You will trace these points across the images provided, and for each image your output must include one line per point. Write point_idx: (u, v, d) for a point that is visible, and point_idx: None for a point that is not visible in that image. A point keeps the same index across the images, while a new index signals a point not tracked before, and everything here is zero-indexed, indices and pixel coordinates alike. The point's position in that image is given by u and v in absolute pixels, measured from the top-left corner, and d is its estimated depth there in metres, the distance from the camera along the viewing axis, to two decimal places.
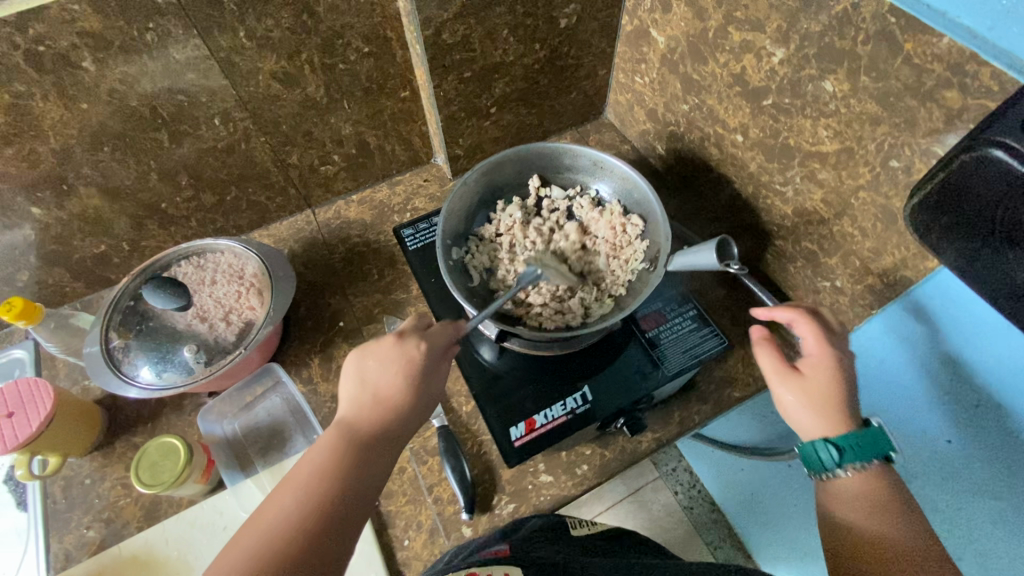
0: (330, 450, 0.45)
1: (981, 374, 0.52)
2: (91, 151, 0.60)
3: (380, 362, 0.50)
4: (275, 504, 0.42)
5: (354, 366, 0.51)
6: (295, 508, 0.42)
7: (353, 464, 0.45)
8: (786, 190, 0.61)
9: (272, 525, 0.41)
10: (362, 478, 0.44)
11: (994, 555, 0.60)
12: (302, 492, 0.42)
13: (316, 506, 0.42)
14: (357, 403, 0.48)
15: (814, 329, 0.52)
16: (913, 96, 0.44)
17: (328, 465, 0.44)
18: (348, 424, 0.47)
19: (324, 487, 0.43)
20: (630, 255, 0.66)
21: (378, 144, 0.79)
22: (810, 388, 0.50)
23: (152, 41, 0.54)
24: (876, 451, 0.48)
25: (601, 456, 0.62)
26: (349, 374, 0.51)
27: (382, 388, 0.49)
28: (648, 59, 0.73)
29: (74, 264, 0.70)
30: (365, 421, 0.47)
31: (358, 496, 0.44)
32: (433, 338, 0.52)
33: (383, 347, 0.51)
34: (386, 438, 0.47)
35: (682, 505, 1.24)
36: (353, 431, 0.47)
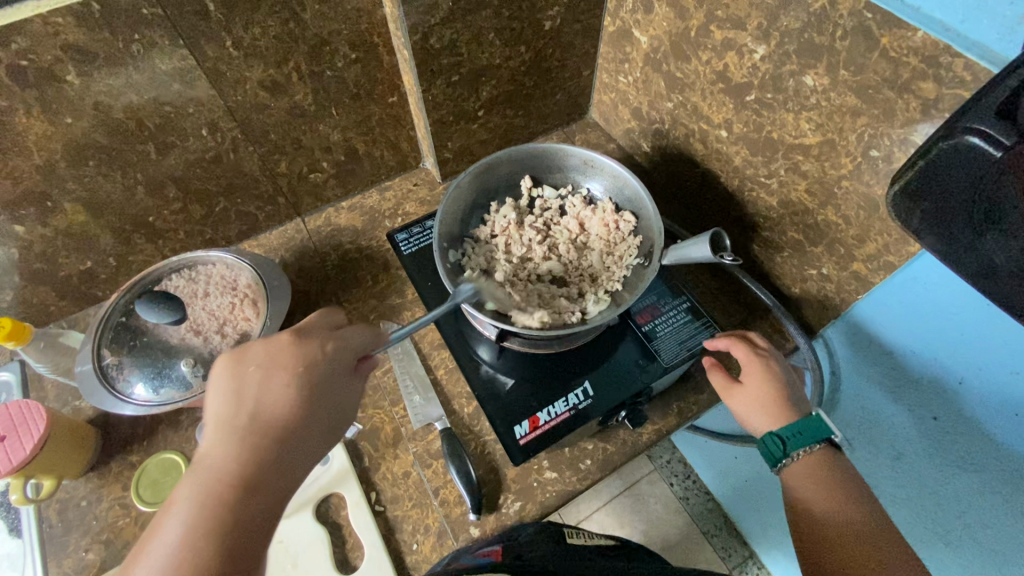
0: (203, 487, 0.40)
1: (973, 351, 0.54)
2: (76, 166, 0.59)
3: (263, 371, 0.45)
4: (150, 561, 0.37)
5: (224, 383, 0.45)
6: (170, 567, 0.36)
7: (233, 500, 0.40)
8: (772, 182, 0.63)
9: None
10: (248, 513, 0.40)
11: (981, 526, 0.62)
12: (179, 545, 0.37)
13: (200, 560, 0.37)
14: (227, 425, 0.43)
15: (746, 351, 0.59)
16: (891, 88, 0.46)
17: (205, 505, 0.39)
18: (219, 450, 0.42)
19: (198, 536, 0.38)
20: (624, 251, 0.67)
21: (366, 150, 0.79)
22: (750, 398, 0.57)
23: (137, 52, 0.54)
24: (818, 436, 0.54)
25: (604, 450, 0.63)
26: (219, 390, 0.44)
27: (267, 405, 0.44)
28: (632, 59, 0.75)
29: (60, 281, 0.68)
30: (239, 449, 0.42)
31: (247, 538, 0.39)
32: (336, 344, 0.49)
33: (262, 355, 0.46)
34: (274, 461, 0.43)
35: (677, 496, 1.25)
36: (225, 460, 0.41)
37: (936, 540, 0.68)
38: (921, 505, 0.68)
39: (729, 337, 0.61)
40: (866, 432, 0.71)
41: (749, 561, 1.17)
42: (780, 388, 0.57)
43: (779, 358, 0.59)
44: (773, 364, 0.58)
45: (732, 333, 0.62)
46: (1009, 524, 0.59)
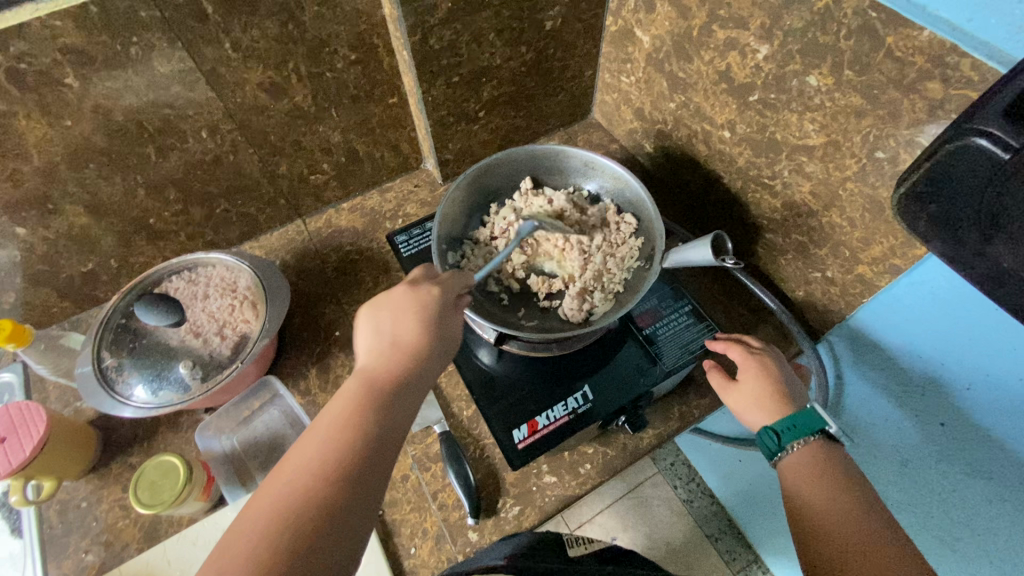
0: (354, 400, 0.43)
1: (983, 358, 0.53)
2: (76, 168, 0.59)
3: (398, 309, 0.48)
4: (299, 453, 0.39)
5: (368, 322, 0.48)
6: (321, 458, 0.39)
7: (375, 410, 0.42)
8: (775, 184, 0.62)
9: (298, 475, 0.38)
10: (386, 425, 0.42)
11: (990, 536, 0.61)
12: (330, 443, 0.40)
13: (341, 457, 0.39)
14: (376, 351, 0.46)
15: (741, 351, 0.59)
16: (896, 88, 0.45)
17: (353, 411, 0.42)
18: (371, 371, 0.45)
19: (346, 436, 0.40)
20: (626, 253, 0.66)
21: (367, 151, 0.79)
22: (746, 396, 0.57)
23: (136, 55, 0.54)
24: (812, 427, 0.53)
25: (604, 454, 0.62)
26: (363, 328, 0.48)
27: (402, 336, 0.46)
28: (634, 59, 0.74)
29: (62, 283, 0.69)
30: (385, 374, 0.44)
31: (382, 447, 0.41)
32: (447, 290, 0.51)
33: (399, 297, 0.49)
34: (412, 386, 0.45)
35: (681, 499, 1.24)
36: (376, 379, 0.44)
37: (943, 548, 0.67)
38: (928, 512, 0.67)
39: (726, 340, 0.61)
40: (871, 436, 0.70)
41: (754, 565, 1.16)
42: (776, 383, 0.57)
43: (776, 358, 0.59)
44: (769, 363, 0.58)
45: (730, 336, 0.62)
46: (1017, 533, 0.58)
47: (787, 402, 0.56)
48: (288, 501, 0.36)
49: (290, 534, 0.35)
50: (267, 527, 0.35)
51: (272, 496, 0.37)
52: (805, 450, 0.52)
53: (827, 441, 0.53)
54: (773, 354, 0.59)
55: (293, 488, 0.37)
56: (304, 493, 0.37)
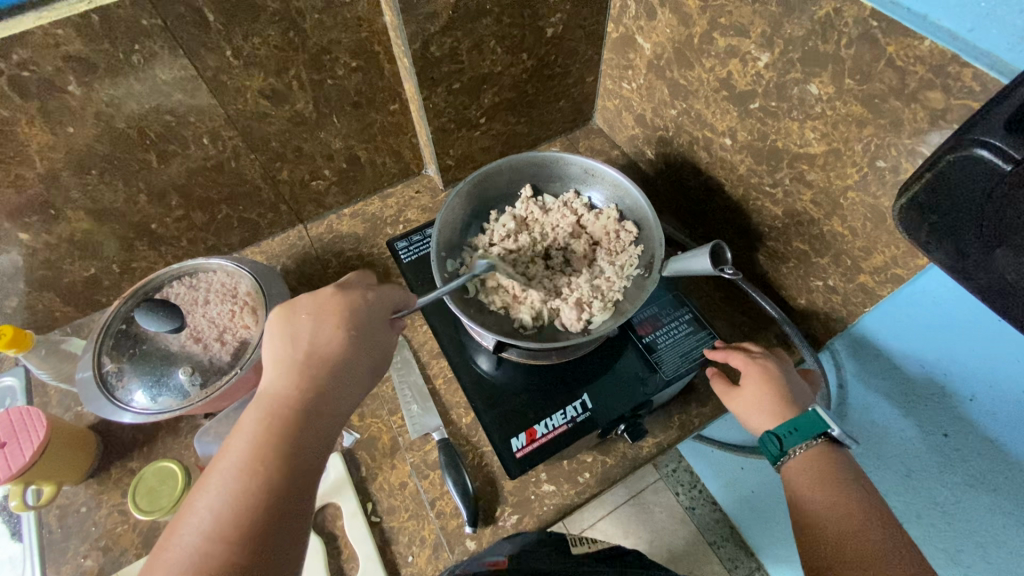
0: (264, 413, 0.43)
1: (990, 370, 0.52)
2: (78, 174, 0.59)
3: (313, 318, 0.48)
4: (210, 483, 0.40)
5: (282, 328, 0.48)
6: (233, 489, 0.39)
7: (287, 430, 0.43)
8: (776, 192, 0.62)
9: (204, 520, 0.38)
10: (304, 443, 0.43)
11: (994, 548, 0.60)
12: (242, 459, 0.41)
13: (256, 484, 0.40)
14: (284, 365, 0.46)
15: (743, 358, 0.59)
16: (898, 97, 0.45)
17: (263, 435, 0.42)
18: (279, 389, 0.45)
19: (259, 462, 0.40)
20: (626, 260, 0.66)
21: (368, 157, 0.79)
22: (749, 402, 0.57)
23: (138, 62, 0.54)
24: (815, 430, 0.52)
25: (603, 463, 0.62)
26: (279, 335, 0.48)
27: (320, 343, 0.47)
28: (635, 65, 0.74)
29: (64, 288, 0.69)
30: (300, 383, 0.45)
31: (302, 464, 0.42)
32: (375, 303, 0.52)
33: (313, 305, 0.49)
34: (328, 397, 0.46)
35: (683, 506, 1.23)
36: (288, 390, 0.45)
37: (948, 559, 0.66)
38: (932, 523, 0.66)
39: (727, 348, 0.61)
40: (874, 445, 0.69)
41: (755, 574, 1.14)
42: (779, 388, 0.56)
43: (779, 362, 0.59)
44: (771, 367, 0.57)
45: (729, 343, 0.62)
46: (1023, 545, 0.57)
47: (791, 406, 0.55)
48: (203, 541, 0.37)
49: (213, 571, 0.36)
50: (189, 568, 0.36)
51: (188, 537, 0.38)
52: (808, 455, 0.52)
53: (830, 445, 0.52)
54: (776, 359, 0.59)
55: (208, 527, 0.38)
56: (223, 528, 0.38)
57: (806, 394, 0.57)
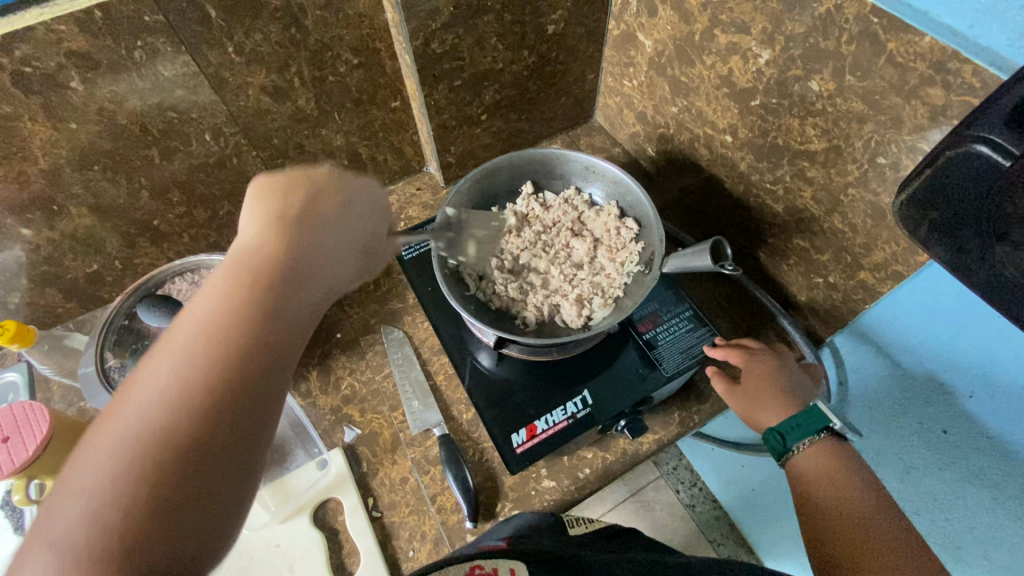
0: (240, 263, 0.41)
1: (993, 368, 0.52)
2: (81, 170, 0.60)
3: (311, 193, 0.48)
4: (186, 324, 0.37)
5: (262, 197, 0.46)
6: (204, 333, 0.37)
7: (268, 282, 0.40)
8: (777, 189, 0.62)
9: (182, 349, 0.36)
10: (288, 296, 0.41)
11: (991, 543, 0.60)
12: (220, 302, 0.38)
13: (229, 330, 0.37)
14: (269, 227, 0.44)
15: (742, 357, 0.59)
16: (898, 94, 0.45)
17: (240, 285, 0.39)
18: (259, 246, 0.42)
19: (233, 308, 0.38)
20: (626, 257, 0.66)
21: (369, 154, 0.79)
22: (751, 399, 0.57)
23: (140, 59, 0.54)
24: (818, 425, 0.52)
25: (603, 458, 0.62)
26: (257, 202, 0.46)
27: (302, 211, 0.46)
28: (636, 63, 0.74)
29: (67, 284, 0.69)
30: (278, 240, 0.43)
31: (284, 318, 0.40)
32: (367, 207, 0.53)
33: (313, 185, 0.49)
34: (309, 257, 0.44)
35: (683, 503, 1.24)
36: (266, 246, 0.42)
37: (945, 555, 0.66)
38: (932, 520, 0.66)
39: (725, 346, 0.61)
40: (875, 441, 0.69)
41: None
42: (779, 384, 0.56)
43: (777, 359, 0.59)
44: (770, 364, 0.58)
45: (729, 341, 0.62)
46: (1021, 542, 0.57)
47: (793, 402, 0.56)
48: (175, 378, 0.35)
49: (185, 411, 0.34)
50: (159, 408, 0.34)
51: (153, 381, 0.35)
52: (812, 450, 0.52)
53: (835, 440, 0.52)
54: (773, 354, 0.59)
55: (177, 370, 0.35)
56: (193, 371, 0.35)
57: (805, 387, 0.58)
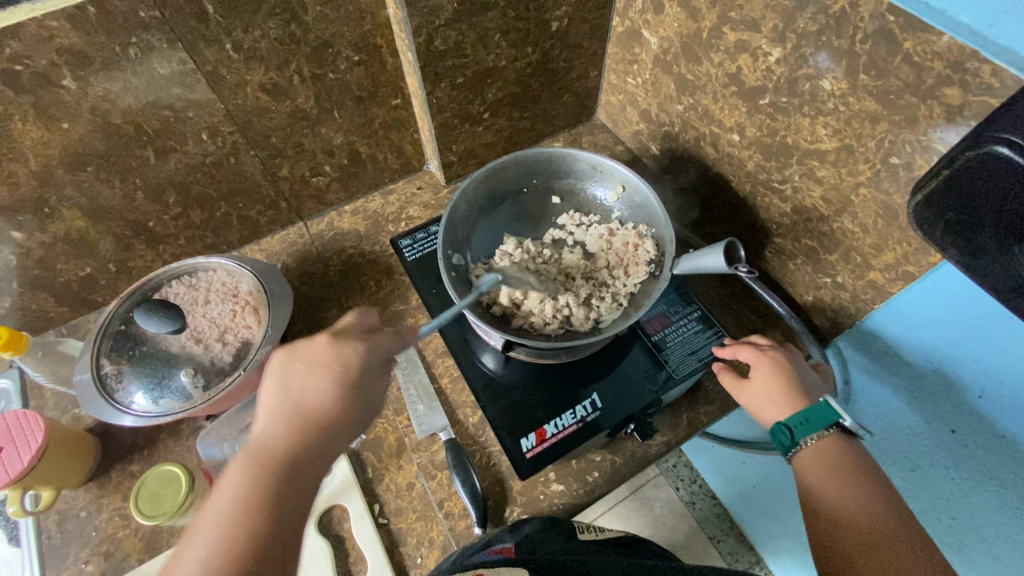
0: (245, 469, 0.41)
1: (1006, 370, 0.51)
2: (74, 171, 0.58)
3: (309, 368, 0.47)
4: (198, 541, 0.38)
5: (279, 375, 0.47)
6: (216, 549, 0.37)
7: (274, 490, 0.41)
8: (785, 188, 0.61)
9: (196, 562, 0.36)
10: (283, 508, 0.40)
11: (999, 540, 0.60)
12: (227, 513, 0.39)
13: (232, 552, 0.37)
14: (276, 418, 0.44)
15: (752, 351, 0.58)
16: (914, 94, 0.45)
17: (250, 491, 0.40)
18: (268, 442, 0.43)
19: (240, 525, 0.38)
20: (636, 260, 0.65)
21: (369, 152, 0.78)
22: (759, 394, 0.56)
23: (135, 56, 0.53)
24: (826, 421, 0.52)
25: (611, 462, 0.62)
26: (275, 382, 0.47)
27: (310, 393, 0.45)
28: (641, 60, 0.73)
29: (59, 288, 0.67)
30: (282, 437, 0.43)
31: (284, 532, 0.40)
32: (373, 355, 0.49)
33: (313, 355, 0.47)
34: (316, 450, 0.44)
35: (683, 500, 1.23)
36: (270, 448, 0.43)
37: (952, 551, 0.66)
38: (937, 518, 0.66)
39: (734, 344, 0.61)
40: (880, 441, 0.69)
41: (756, 566, 1.15)
42: (790, 381, 0.55)
43: (788, 354, 0.58)
44: (782, 360, 0.57)
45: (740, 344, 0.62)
46: None
47: (800, 397, 0.55)
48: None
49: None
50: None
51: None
52: (819, 445, 0.51)
53: (843, 436, 0.51)
54: (783, 350, 0.58)
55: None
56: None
57: (816, 387, 0.57)
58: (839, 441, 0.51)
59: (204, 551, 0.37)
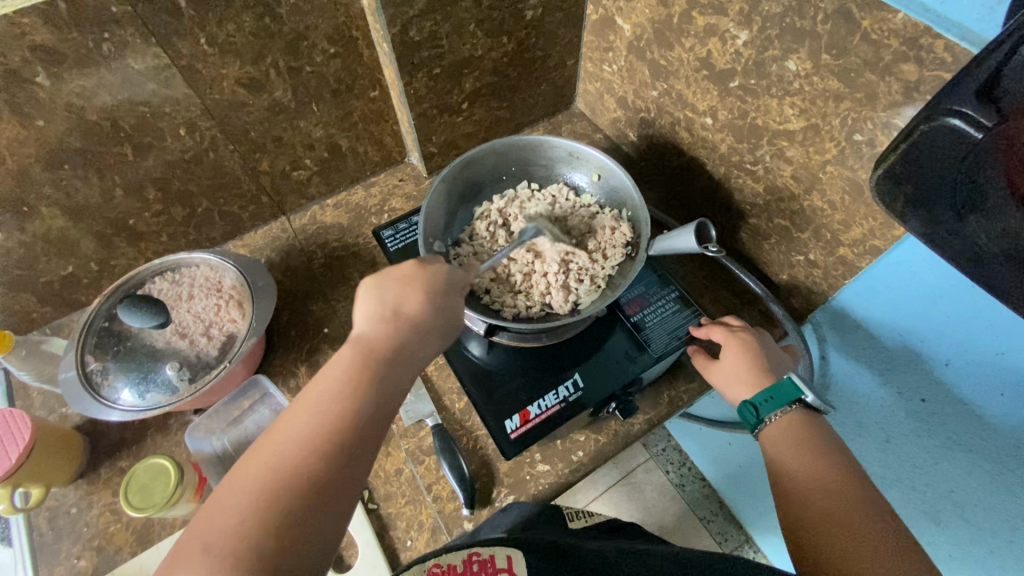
0: (354, 360, 0.43)
1: (969, 342, 0.53)
2: (51, 170, 0.58)
3: (402, 282, 0.47)
4: (315, 392, 0.41)
5: (370, 290, 0.47)
6: (338, 397, 0.41)
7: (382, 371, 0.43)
8: (757, 169, 0.63)
9: (321, 399, 0.40)
10: (392, 389, 0.43)
11: (971, 505, 0.63)
12: (340, 378, 0.42)
13: (347, 406, 0.40)
14: (378, 322, 0.45)
15: (723, 333, 0.60)
16: (873, 71, 0.46)
17: (353, 373, 0.42)
18: (372, 338, 0.44)
19: (357, 384, 0.41)
20: (614, 242, 0.66)
21: (350, 145, 0.78)
22: (726, 373, 0.58)
23: (109, 52, 0.53)
24: (789, 396, 0.53)
25: (595, 441, 0.63)
26: (368, 293, 0.47)
27: (407, 303, 0.46)
28: (615, 47, 0.74)
29: (41, 288, 0.67)
30: (387, 336, 0.44)
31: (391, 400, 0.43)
32: (453, 277, 0.50)
33: (404, 273, 0.48)
34: (412, 350, 0.45)
35: (673, 483, 1.26)
36: (374, 345, 0.44)
37: (927, 521, 0.69)
38: (912, 486, 0.68)
39: (709, 323, 0.62)
40: (855, 414, 0.71)
41: (745, 544, 1.17)
42: (756, 358, 0.57)
43: (757, 333, 0.60)
44: (750, 339, 0.59)
45: (714, 321, 0.63)
46: (998, 503, 0.60)
47: (768, 374, 0.56)
48: (311, 424, 0.39)
49: (304, 472, 0.38)
50: (249, 513, 0.36)
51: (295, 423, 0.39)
52: (783, 421, 0.53)
53: (806, 412, 0.53)
54: (753, 330, 0.60)
55: (314, 418, 0.40)
56: (330, 420, 0.40)
57: (784, 362, 0.58)
58: (802, 417, 0.53)
59: (325, 395, 0.41)
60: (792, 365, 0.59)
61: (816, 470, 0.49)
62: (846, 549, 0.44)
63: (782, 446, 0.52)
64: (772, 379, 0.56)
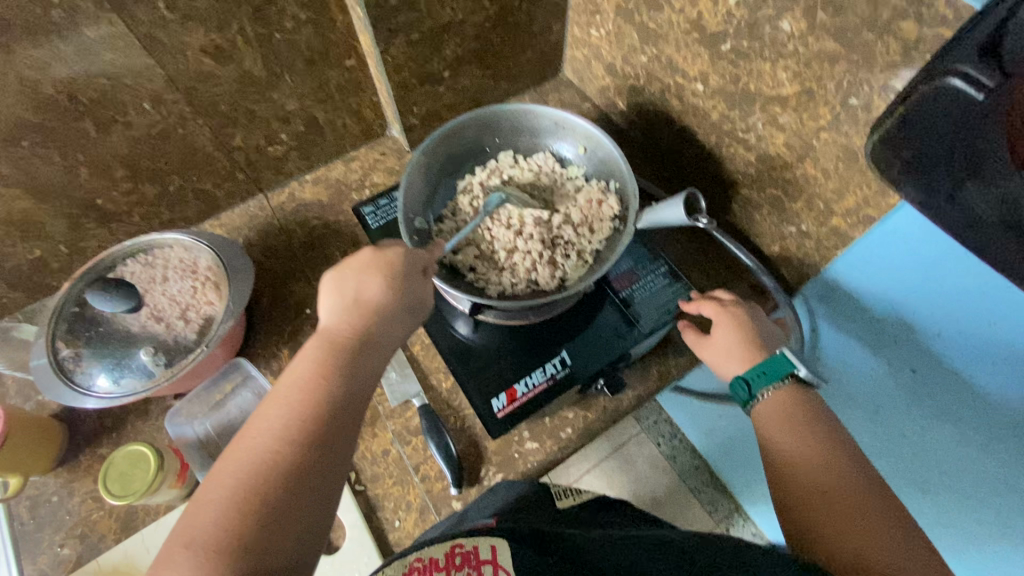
0: (319, 355, 0.43)
1: (958, 314, 0.52)
2: (8, 148, 0.55)
3: (359, 271, 0.47)
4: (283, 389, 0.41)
5: (331, 283, 0.47)
6: (305, 393, 0.40)
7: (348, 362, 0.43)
8: (749, 137, 0.61)
9: (287, 397, 0.40)
10: (359, 380, 0.43)
11: (958, 474, 0.63)
12: (306, 373, 0.41)
13: (314, 399, 0.40)
14: (341, 312, 0.45)
15: (713, 307, 0.59)
16: (871, 30, 0.44)
17: (320, 366, 0.42)
18: (336, 329, 0.44)
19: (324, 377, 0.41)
20: (602, 216, 0.64)
21: (328, 118, 0.75)
22: (718, 348, 0.57)
23: (60, 19, 0.49)
24: (782, 371, 0.53)
25: (584, 417, 0.62)
26: (328, 286, 0.46)
27: (368, 290, 0.46)
28: (603, 9, 0.71)
29: (8, 273, 0.65)
30: (350, 325, 0.44)
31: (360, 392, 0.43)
32: (411, 258, 0.49)
33: (362, 260, 0.47)
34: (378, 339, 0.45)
35: (665, 456, 1.27)
36: (338, 336, 0.44)
37: (916, 490, 0.69)
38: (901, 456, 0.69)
39: (699, 297, 0.61)
40: (846, 387, 0.71)
41: (735, 514, 1.20)
42: (747, 332, 0.56)
43: (748, 307, 0.59)
44: (741, 314, 0.58)
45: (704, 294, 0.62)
46: (985, 472, 0.60)
47: (759, 348, 0.56)
48: (281, 421, 0.39)
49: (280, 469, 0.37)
50: (224, 512, 0.36)
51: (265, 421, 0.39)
52: (776, 397, 0.52)
53: (799, 386, 0.53)
54: (745, 304, 0.59)
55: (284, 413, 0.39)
56: (301, 416, 0.39)
57: (775, 337, 0.58)
58: (795, 391, 0.52)
59: (293, 390, 0.41)
60: (784, 339, 0.58)
61: (806, 446, 0.49)
62: (836, 525, 0.44)
63: (772, 423, 0.51)
64: (765, 354, 0.55)
